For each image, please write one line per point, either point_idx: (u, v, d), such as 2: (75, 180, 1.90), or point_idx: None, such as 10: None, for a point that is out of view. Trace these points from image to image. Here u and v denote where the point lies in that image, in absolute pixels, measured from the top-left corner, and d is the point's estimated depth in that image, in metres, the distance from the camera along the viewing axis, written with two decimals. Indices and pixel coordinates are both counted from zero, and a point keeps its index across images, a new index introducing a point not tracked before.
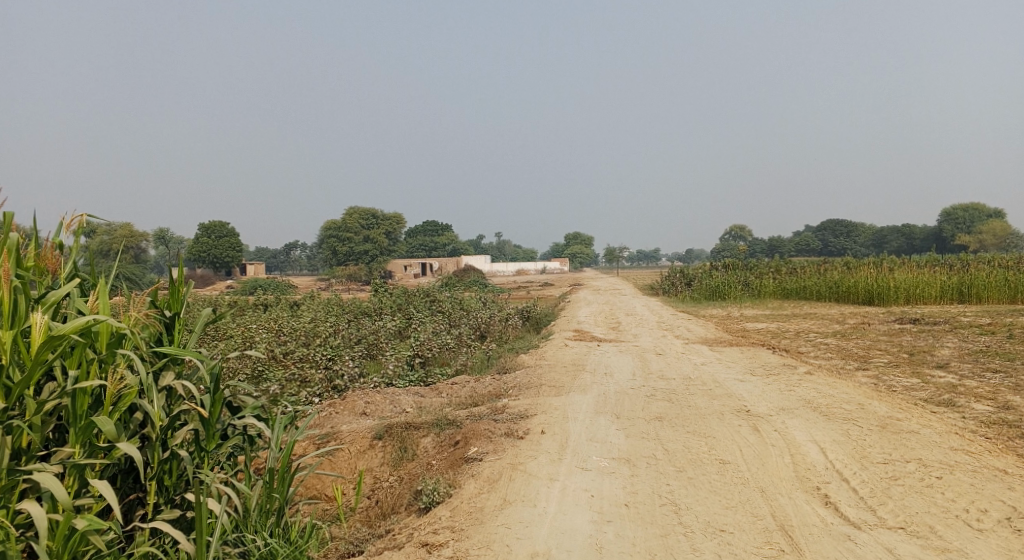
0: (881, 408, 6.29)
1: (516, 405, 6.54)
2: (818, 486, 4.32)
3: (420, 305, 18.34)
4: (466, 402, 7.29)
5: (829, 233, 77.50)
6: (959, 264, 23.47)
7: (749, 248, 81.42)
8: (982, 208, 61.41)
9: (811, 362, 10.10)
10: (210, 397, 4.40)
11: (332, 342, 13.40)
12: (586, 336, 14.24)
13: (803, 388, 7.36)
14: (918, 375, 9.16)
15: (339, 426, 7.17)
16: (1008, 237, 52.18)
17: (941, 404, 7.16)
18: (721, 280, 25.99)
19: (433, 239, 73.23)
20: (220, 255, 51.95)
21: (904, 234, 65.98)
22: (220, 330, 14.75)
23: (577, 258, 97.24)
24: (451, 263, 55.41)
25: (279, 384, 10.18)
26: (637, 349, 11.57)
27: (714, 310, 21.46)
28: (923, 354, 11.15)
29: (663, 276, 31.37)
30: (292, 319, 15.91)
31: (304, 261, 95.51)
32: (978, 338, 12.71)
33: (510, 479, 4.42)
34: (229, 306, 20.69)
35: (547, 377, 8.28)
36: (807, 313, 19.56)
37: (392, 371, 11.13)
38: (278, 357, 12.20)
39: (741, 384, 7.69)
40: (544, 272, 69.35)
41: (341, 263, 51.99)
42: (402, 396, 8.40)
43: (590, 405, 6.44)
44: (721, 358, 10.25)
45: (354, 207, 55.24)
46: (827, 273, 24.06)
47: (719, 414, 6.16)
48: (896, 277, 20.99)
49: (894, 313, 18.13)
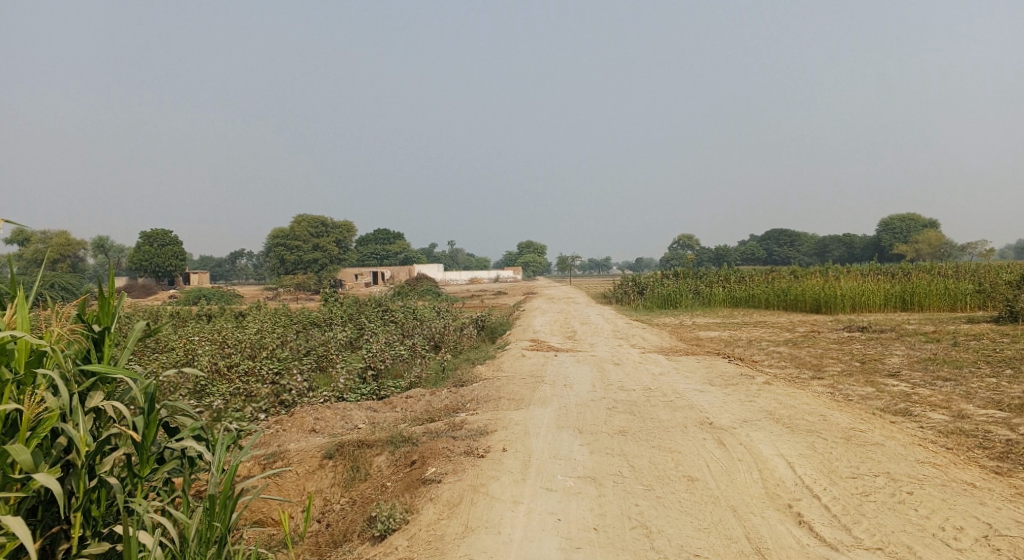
0: (843, 419, 6.31)
1: (475, 420, 6.28)
2: (789, 503, 4.22)
3: (372, 315, 17.88)
4: (422, 417, 6.98)
5: (774, 242, 79.80)
6: (899, 273, 24.32)
7: (698, 256, 83.05)
8: (918, 219, 64.11)
9: (767, 371, 10.16)
10: (143, 418, 3.95)
11: (279, 355, 12.88)
12: (542, 345, 14.08)
13: (764, 398, 7.34)
14: (872, 384, 9.31)
15: (287, 444, 6.77)
16: (942, 246, 54.36)
17: (897, 414, 7.25)
18: (673, 288, 26.26)
19: (385, 248, 72.28)
20: (161, 264, 49.95)
21: (844, 244, 68.40)
22: (160, 343, 14.02)
23: (530, 266, 97.42)
24: (404, 271, 54.73)
25: (222, 399, 9.70)
26: (595, 359, 11.44)
27: (667, 319, 21.62)
28: (874, 362, 11.38)
29: (616, 284, 31.59)
30: (237, 330, 15.28)
31: (252, 270, 92.99)
32: (924, 346, 13.08)
33: (472, 502, 4.15)
34: (167, 315, 19.76)
35: (505, 389, 8.04)
36: (758, 321, 19.91)
37: (343, 385, 10.70)
38: (222, 371, 11.66)
39: (702, 394, 7.62)
40: (498, 281, 69.30)
41: (290, 271, 50.71)
42: (354, 412, 8.02)
43: (551, 419, 6.23)
44: (679, 368, 10.22)
45: (303, 214, 53.99)
46: (775, 282, 24.59)
47: (682, 427, 6.04)
48: (842, 286, 21.57)
49: (841, 321, 18.59)
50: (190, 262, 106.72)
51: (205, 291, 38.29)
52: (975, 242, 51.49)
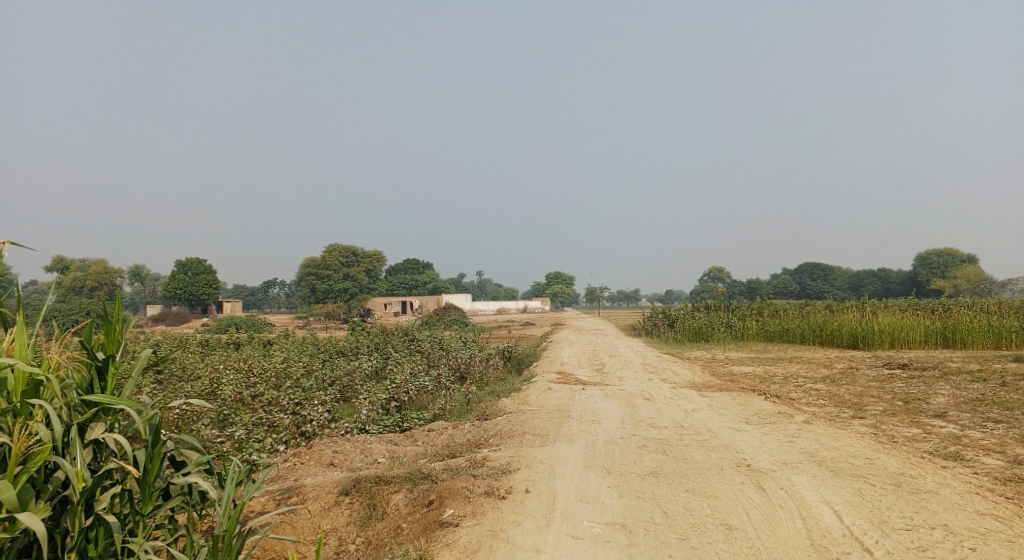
0: (891, 463, 5.87)
1: (498, 457, 6.00)
2: (837, 557, 3.86)
3: (399, 345, 17.71)
4: (443, 453, 6.72)
5: (807, 276, 78.29)
6: (940, 308, 23.47)
7: (729, 289, 81.81)
8: (956, 253, 62.40)
9: (804, 409, 9.69)
10: (146, 452, 3.81)
11: (304, 385, 12.76)
12: (569, 378, 13.73)
13: (804, 439, 6.92)
14: (918, 425, 8.78)
15: (304, 479, 6.57)
16: (982, 282, 52.59)
17: (949, 458, 6.76)
18: (704, 322, 25.68)
19: (414, 278, 72.62)
20: (195, 292, 50.78)
21: (880, 278, 66.77)
22: (187, 372, 14.02)
23: (558, 297, 96.99)
24: (432, 301, 54.79)
25: (244, 428, 9.59)
26: (624, 394, 11.07)
27: (698, 353, 21.06)
28: (919, 401, 10.81)
29: (646, 317, 31.05)
30: (263, 360, 15.24)
31: (283, 299, 94.03)
32: (971, 385, 12.43)
33: (491, 550, 3.87)
34: (197, 344, 19.87)
35: (530, 425, 7.74)
36: (793, 356, 19.27)
37: (365, 416, 10.50)
38: (246, 400, 11.59)
39: (737, 434, 7.22)
40: (525, 312, 69.03)
41: (320, 300, 51.11)
42: (374, 445, 7.80)
43: (578, 458, 5.91)
44: (712, 404, 9.80)
45: (334, 244, 54.58)
46: (810, 316, 23.90)
47: (718, 469, 5.68)
48: (881, 321, 20.82)
49: (881, 357, 17.88)
50: (224, 290, 108.63)
51: (236, 318, 38.76)
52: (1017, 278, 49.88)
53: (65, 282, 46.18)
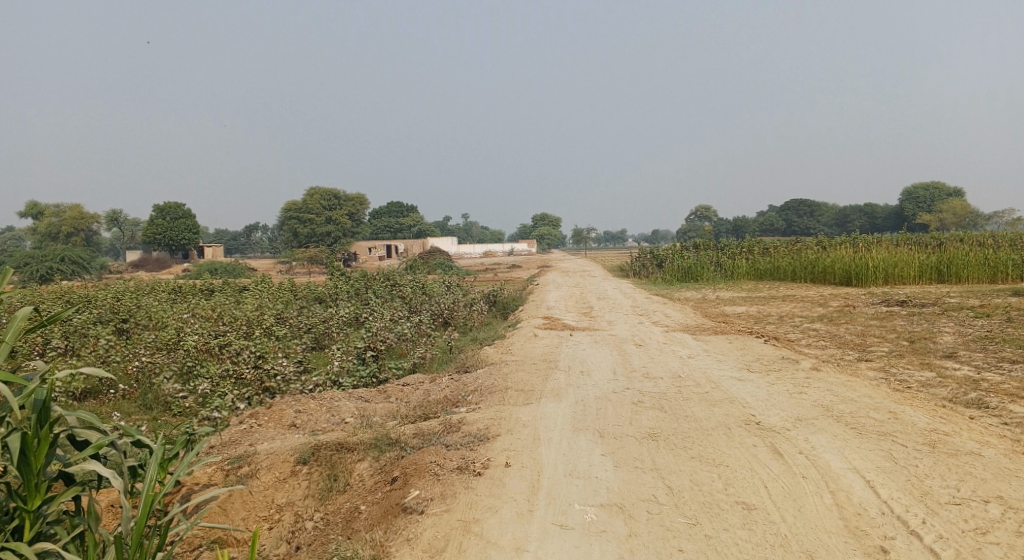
0: (919, 417, 5.22)
1: (475, 420, 5.27)
2: (880, 544, 3.21)
3: (380, 290, 16.94)
4: (416, 413, 6.00)
5: (793, 213, 77.85)
6: (932, 242, 22.97)
7: (715, 228, 81.27)
8: (944, 187, 61.92)
9: (807, 353, 9.08)
10: (26, 435, 3.01)
11: (277, 334, 12.01)
12: (557, 323, 13.01)
13: (815, 389, 6.25)
14: (930, 368, 8.17)
15: (259, 444, 5.83)
16: (968, 216, 52.25)
17: (972, 405, 6.15)
18: (694, 261, 24.97)
19: (398, 220, 71.16)
20: (175, 238, 49.26)
21: (866, 214, 66.40)
22: (153, 321, 13.18)
23: (545, 239, 95.95)
24: (417, 243, 53.72)
25: (209, 382, 8.94)
26: (614, 340, 10.38)
27: (688, 293, 20.41)
28: (925, 341, 10.22)
29: (634, 256, 30.38)
30: (234, 306, 14.42)
31: (266, 243, 92.42)
32: (976, 322, 11.88)
33: (460, 549, 3.17)
34: (169, 291, 18.95)
35: (513, 378, 7.00)
36: (786, 294, 18.72)
37: (338, 368, 9.74)
38: (214, 350, 10.90)
39: (741, 384, 6.53)
40: (512, 254, 68.50)
41: (302, 244, 49.82)
42: (342, 402, 7.06)
43: (567, 419, 5.21)
44: (708, 350, 9.14)
45: (315, 187, 53.02)
46: (801, 253, 23.30)
47: (725, 428, 5.00)
48: (875, 257, 20.25)
49: (877, 295, 17.33)
50: (207, 236, 106.72)
51: (216, 264, 37.71)
52: (1003, 211, 49.67)
53: (39, 229, 44.67)
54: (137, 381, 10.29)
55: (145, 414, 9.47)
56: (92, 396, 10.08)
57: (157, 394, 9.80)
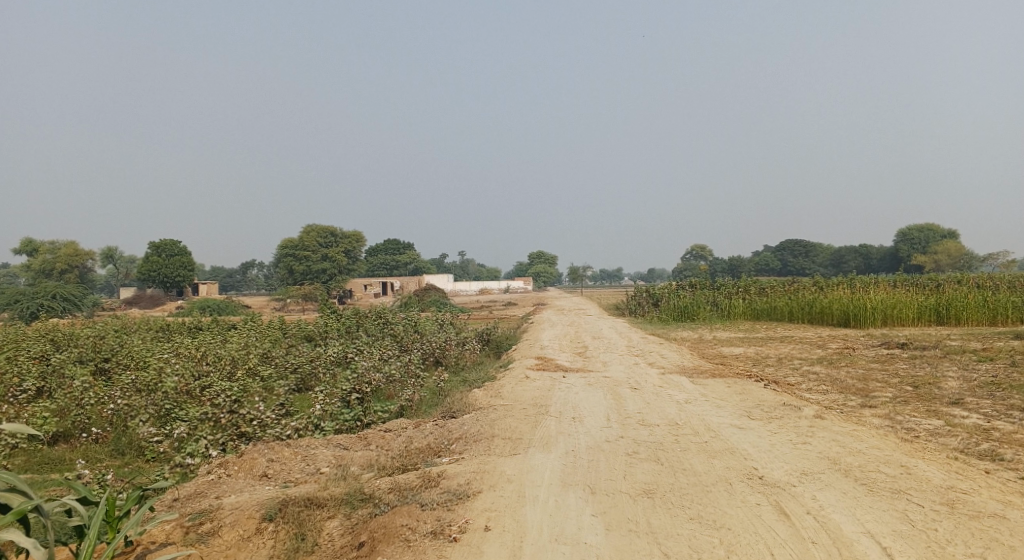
0: (933, 472, 4.87)
1: (457, 473, 4.90)
2: None
3: (371, 328, 16.57)
4: (395, 463, 5.62)
5: (788, 253, 77.98)
6: (930, 283, 22.79)
7: (711, 267, 81.44)
8: (938, 228, 62.24)
9: (808, 398, 8.72)
10: None
11: (261, 374, 11.61)
12: (550, 364, 12.66)
13: (820, 440, 5.90)
14: (937, 415, 7.81)
15: (226, 497, 5.42)
16: (963, 258, 52.49)
17: (985, 457, 5.79)
18: (690, 300, 24.70)
19: (394, 257, 71.03)
20: (170, 275, 48.88)
21: (861, 254, 66.64)
22: (134, 360, 12.76)
23: (541, 276, 95.93)
24: (413, 281, 53.47)
25: (186, 426, 8.52)
26: (609, 382, 10.02)
27: (685, 333, 20.07)
28: (929, 386, 9.88)
29: (630, 295, 30.14)
30: (219, 345, 14.03)
31: (262, 281, 92.07)
32: (980, 366, 11.56)
33: None
34: (156, 329, 18.53)
35: (500, 425, 6.62)
36: (783, 335, 18.42)
37: (321, 411, 9.30)
38: (195, 392, 10.48)
39: (741, 433, 6.17)
40: (508, 292, 68.37)
41: (297, 281, 49.56)
42: (320, 450, 6.66)
43: (556, 472, 4.84)
44: (706, 394, 8.78)
45: (311, 225, 52.96)
46: (798, 293, 23.07)
47: (725, 484, 4.64)
48: (873, 298, 20.01)
49: (876, 336, 17.03)
50: (203, 272, 106.35)
51: (210, 302, 37.26)
52: (997, 253, 49.89)
53: (33, 266, 44.36)
54: (112, 424, 9.85)
55: (117, 459, 9.00)
56: (64, 440, 9.63)
57: (132, 437, 9.34)
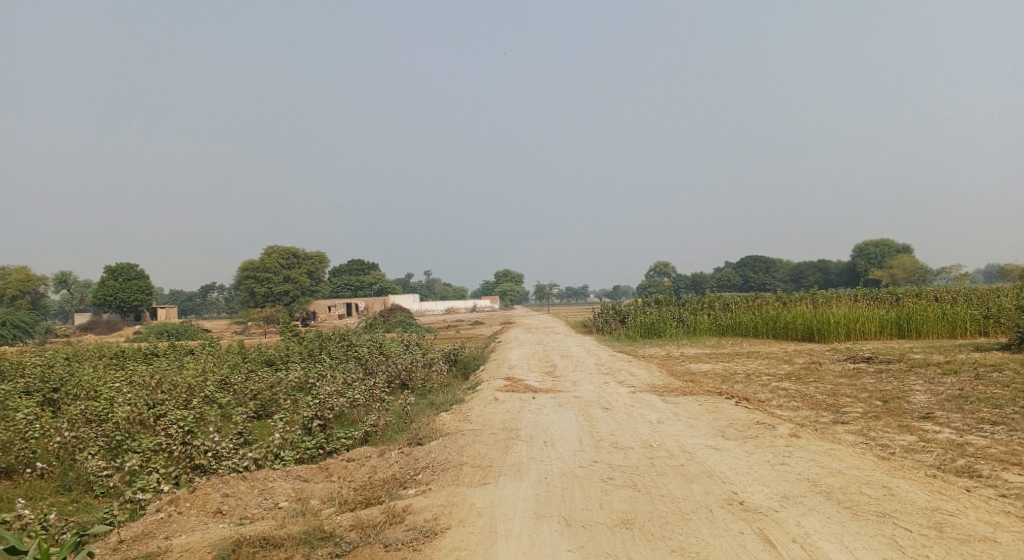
0: (916, 493, 4.76)
1: (424, 507, 4.60)
2: None
3: (335, 351, 16.09)
4: (358, 497, 5.27)
5: (750, 269, 79.26)
6: (890, 297, 23.22)
7: (676, 283, 82.36)
8: (892, 243, 64.03)
9: (781, 416, 8.63)
10: None
11: (219, 401, 11.09)
12: (519, 385, 12.40)
13: (798, 460, 5.76)
14: (910, 430, 7.78)
15: (177, 537, 4.99)
16: (917, 271, 54.02)
17: (962, 474, 5.73)
18: (657, 317, 24.71)
19: (359, 277, 70.05)
20: (126, 299, 47.28)
21: (820, 269, 68.12)
22: (84, 388, 12.08)
23: (508, 295, 95.69)
24: (379, 301, 52.73)
25: (138, 458, 8.00)
26: (579, 402, 9.81)
27: (653, 350, 20.02)
28: (898, 400, 9.90)
29: (597, 312, 30.10)
30: (175, 371, 13.43)
31: (222, 304, 89.92)
32: (944, 379, 11.67)
33: None
34: (108, 355, 17.71)
35: (469, 451, 6.33)
36: (750, 351, 18.49)
37: (281, 439, 8.86)
38: (148, 422, 9.92)
39: (718, 454, 5.99)
40: (475, 311, 67.98)
41: (260, 303, 48.42)
42: (278, 483, 6.27)
43: (529, 503, 4.59)
44: (679, 413, 8.62)
45: (273, 245, 51.90)
46: (763, 309, 23.28)
47: (705, 510, 4.43)
48: (837, 313, 20.26)
49: (841, 350, 17.19)
50: (161, 296, 103.50)
51: (167, 326, 35.99)
52: (950, 266, 51.43)
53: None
54: (58, 458, 9.22)
55: (62, 496, 8.39)
56: (4, 476, 8.96)
57: (79, 472, 8.73)
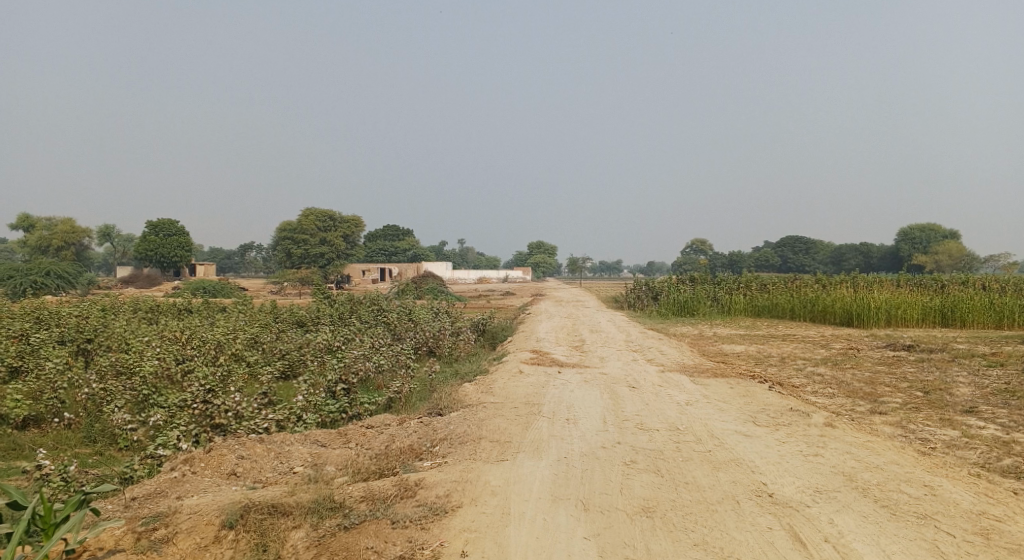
0: (959, 494, 4.46)
1: (438, 482, 4.46)
2: None
3: (364, 315, 16.10)
4: (372, 466, 5.16)
5: (789, 249, 77.31)
6: (935, 283, 22.35)
7: (711, 261, 81.03)
8: (940, 228, 61.78)
9: (815, 403, 8.29)
10: None
11: (247, 360, 11.16)
12: (545, 358, 12.22)
13: (833, 451, 5.46)
14: (952, 424, 7.38)
15: (188, 498, 4.96)
16: (964, 259, 52.11)
17: (1009, 474, 5.38)
18: (690, 295, 24.23)
19: (394, 243, 70.36)
20: (167, 255, 48.32)
21: (862, 252, 66.20)
22: (116, 341, 12.27)
23: (540, 267, 95.23)
24: (411, 267, 52.88)
25: (161, 412, 8.05)
26: (605, 379, 9.58)
27: (684, 328, 19.65)
28: (941, 392, 9.45)
29: (629, 287, 29.66)
30: (205, 328, 13.57)
31: (259, 264, 91.41)
32: (990, 372, 11.14)
33: None
34: (144, 309, 18.03)
35: (489, 425, 6.17)
36: (785, 333, 18.00)
37: (304, 401, 8.84)
38: (176, 378, 10.01)
39: (748, 442, 5.72)
40: (506, 281, 67.86)
41: (295, 265, 49.00)
42: (295, 446, 6.21)
43: (546, 484, 4.40)
44: (708, 395, 8.34)
45: (310, 208, 52.28)
46: (801, 290, 22.62)
47: (732, 502, 4.19)
48: (878, 297, 19.58)
49: (880, 337, 16.59)
50: (201, 253, 105.75)
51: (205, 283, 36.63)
52: (999, 254, 49.44)
53: (29, 242, 43.81)
54: (86, 410, 9.37)
55: (88, 447, 8.52)
56: (35, 424, 9.15)
57: (105, 425, 8.85)
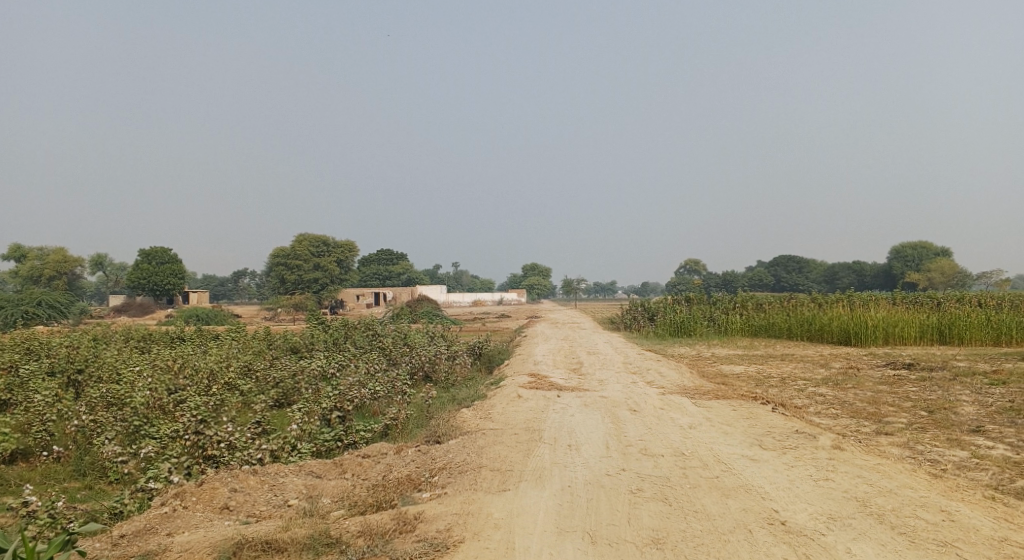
0: (977, 518, 4.32)
1: (438, 515, 4.29)
2: None
3: (359, 340, 15.92)
4: (370, 498, 4.99)
5: (782, 268, 77.53)
6: (930, 300, 22.34)
7: (706, 281, 81.15)
8: (932, 246, 62.13)
9: (820, 424, 8.14)
10: None
11: (240, 389, 10.96)
12: (544, 382, 12.06)
13: (843, 475, 5.31)
14: (960, 444, 7.26)
15: (178, 535, 4.76)
16: (956, 276, 52.31)
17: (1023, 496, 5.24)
18: (687, 316, 24.13)
19: (388, 267, 70.17)
20: (160, 283, 47.99)
21: (855, 271, 66.41)
22: (107, 371, 12.03)
23: (534, 289, 95.11)
24: (406, 291, 52.71)
25: (152, 444, 7.83)
26: (606, 403, 9.42)
27: (682, 349, 19.52)
28: (945, 410, 9.34)
29: (625, 308, 29.56)
30: (198, 356, 13.35)
31: (252, 290, 90.93)
32: (992, 390, 11.04)
33: None
34: (136, 338, 17.78)
35: (489, 453, 6.00)
36: (783, 353, 17.89)
37: (298, 430, 8.64)
38: (167, 408, 9.79)
39: (756, 466, 5.57)
40: (501, 304, 67.73)
41: (288, 290, 48.72)
42: (290, 478, 6.02)
43: (550, 515, 4.24)
44: (711, 418, 8.20)
45: (304, 233, 52.16)
46: (797, 309, 22.56)
47: (744, 531, 4.04)
48: (874, 316, 19.53)
49: (879, 355, 16.51)
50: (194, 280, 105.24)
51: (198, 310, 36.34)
52: (991, 271, 49.67)
53: (20, 271, 43.46)
54: (75, 442, 9.13)
55: (77, 481, 8.28)
56: (22, 458, 8.91)
57: (94, 457, 8.62)
